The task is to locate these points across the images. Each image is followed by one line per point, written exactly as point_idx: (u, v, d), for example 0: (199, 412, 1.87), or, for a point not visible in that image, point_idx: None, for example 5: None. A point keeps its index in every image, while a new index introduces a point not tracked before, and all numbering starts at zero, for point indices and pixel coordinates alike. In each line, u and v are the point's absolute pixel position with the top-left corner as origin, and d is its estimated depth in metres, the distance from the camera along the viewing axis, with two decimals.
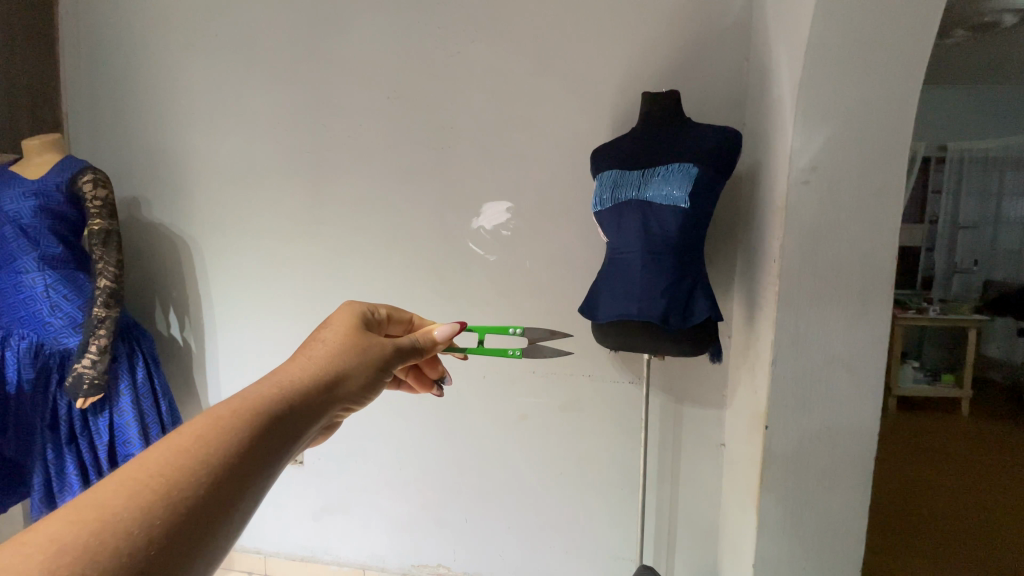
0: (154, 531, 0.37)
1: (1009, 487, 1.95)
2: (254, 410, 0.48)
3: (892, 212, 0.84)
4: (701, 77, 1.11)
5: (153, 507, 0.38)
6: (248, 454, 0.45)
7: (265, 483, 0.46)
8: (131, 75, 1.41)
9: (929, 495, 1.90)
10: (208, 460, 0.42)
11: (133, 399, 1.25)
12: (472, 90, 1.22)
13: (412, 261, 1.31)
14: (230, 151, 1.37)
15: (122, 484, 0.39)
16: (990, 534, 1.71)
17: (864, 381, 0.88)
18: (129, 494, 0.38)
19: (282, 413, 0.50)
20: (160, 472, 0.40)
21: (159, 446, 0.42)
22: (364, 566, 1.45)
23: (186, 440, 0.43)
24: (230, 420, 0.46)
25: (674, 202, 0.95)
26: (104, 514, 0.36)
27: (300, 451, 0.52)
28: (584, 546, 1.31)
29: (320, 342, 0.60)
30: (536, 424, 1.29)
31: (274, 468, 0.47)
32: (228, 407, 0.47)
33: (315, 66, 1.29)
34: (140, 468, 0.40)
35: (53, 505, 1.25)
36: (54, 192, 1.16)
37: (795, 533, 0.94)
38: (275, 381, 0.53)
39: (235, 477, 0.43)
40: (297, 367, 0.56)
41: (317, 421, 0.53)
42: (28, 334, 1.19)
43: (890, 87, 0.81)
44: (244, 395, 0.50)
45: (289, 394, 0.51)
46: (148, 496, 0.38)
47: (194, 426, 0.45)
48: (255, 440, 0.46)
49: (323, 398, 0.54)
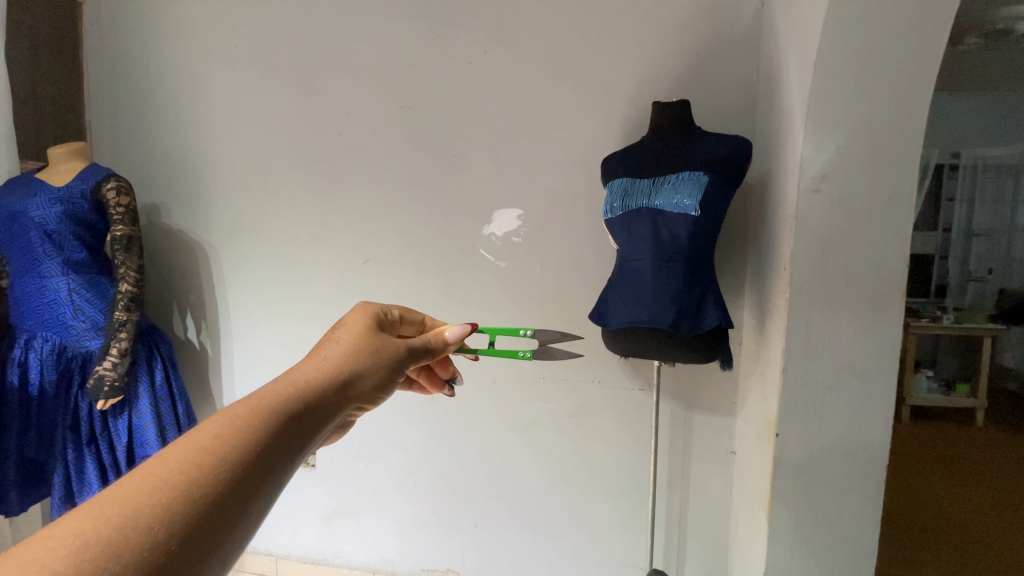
0: (172, 527, 0.38)
1: (1007, 484, 1.99)
2: (271, 408, 0.49)
3: (903, 222, 0.85)
4: (711, 86, 1.12)
5: (171, 503, 0.39)
6: (265, 453, 0.46)
7: (281, 479, 0.47)
8: (152, 84, 1.45)
9: (957, 517, 1.82)
10: (225, 459, 0.43)
11: (151, 401, 1.28)
12: (484, 99, 1.24)
13: (424, 266, 1.33)
14: (247, 158, 1.40)
15: (143, 481, 0.40)
16: (995, 534, 1.73)
17: (875, 389, 0.88)
18: (149, 491, 0.39)
19: (299, 412, 0.51)
20: (179, 470, 0.41)
21: (178, 444, 0.43)
22: (374, 569, 1.46)
23: (205, 437, 0.44)
24: (247, 418, 0.47)
25: (684, 210, 0.96)
26: (125, 510, 0.37)
27: (315, 449, 0.52)
28: (594, 551, 1.31)
29: (335, 343, 0.61)
30: (546, 429, 1.29)
31: (290, 464, 0.48)
32: (245, 406, 0.48)
33: (332, 75, 1.32)
34: (159, 465, 0.41)
35: (72, 504, 1.27)
36: (79, 198, 1.20)
37: (806, 541, 0.94)
38: (290, 380, 0.54)
39: (251, 476, 0.44)
40: (311, 366, 0.57)
41: (332, 419, 0.54)
42: (51, 336, 1.22)
43: (899, 98, 0.82)
44: (261, 393, 0.51)
45: (304, 394, 0.52)
46: (167, 493, 0.39)
47: (211, 424, 0.46)
48: (272, 437, 0.47)
49: (336, 397, 0.55)
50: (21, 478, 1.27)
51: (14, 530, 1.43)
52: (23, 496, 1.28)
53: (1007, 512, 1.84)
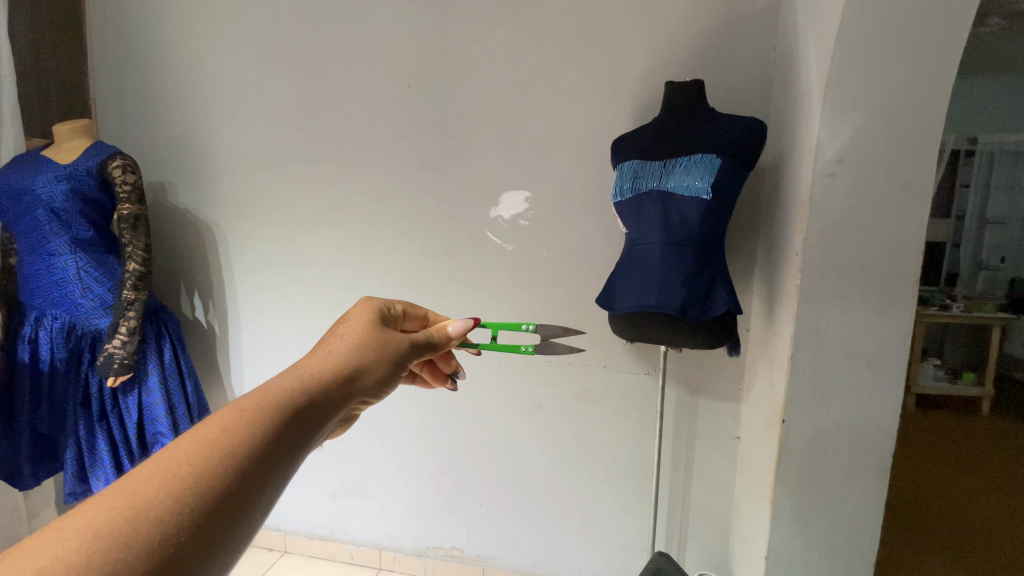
0: (183, 519, 0.38)
1: (1010, 468, 2.02)
2: (276, 402, 0.49)
3: (920, 208, 0.83)
4: (726, 67, 1.10)
5: (181, 496, 0.39)
6: (273, 445, 0.46)
7: (289, 472, 0.47)
8: (156, 60, 1.43)
9: (965, 506, 1.82)
10: (234, 452, 0.43)
11: (160, 378, 1.29)
12: (493, 78, 1.22)
13: (431, 249, 1.32)
14: (252, 138, 1.39)
15: (153, 474, 0.40)
16: (995, 517, 1.76)
17: (884, 376, 0.88)
18: (160, 484, 0.39)
19: (305, 405, 0.51)
20: (188, 462, 0.41)
21: (188, 437, 0.43)
22: (380, 546, 1.49)
23: (213, 431, 0.44)
24: (254, 412, 0.47)
25: (696, 193, 0.94)
26: (136, 501, 0.37)
27: (320, 443, 0.52)
28: (597, 532, 1.32)
29: (338, 338, 0.61)
30: (550, 412, 1.30)
31: (296, 458, 0.48)
32: (252, 400, 0.48)
33: (337, 54, 1.30)
34: (169, 458, 0.41)
35: (85, 479, 1.30)
36: (85, 176, 1.19)
37: (809, 526, 0.95)
38: (296, 374, 0.53)
39: (260, 468, 0.44)
40: (316, 360, 0.57)
41: (337, 414, 0.54)
42: (60, 314, 1.23)
43: (922, 80, 0.79)
44: (268, 387, 0.51)
45: (310, 388, 0.52)
46: (178, 485, 0.39)
47: (220, 418, 0.46)
48: (280, 430, 0.47)
49: (341, 392, 0.55)
50: (33, 454, 1.29)
51: (28, 503, 1.46)
52: (36, 471, 1.31)
53: (1007, 497, 1.86)
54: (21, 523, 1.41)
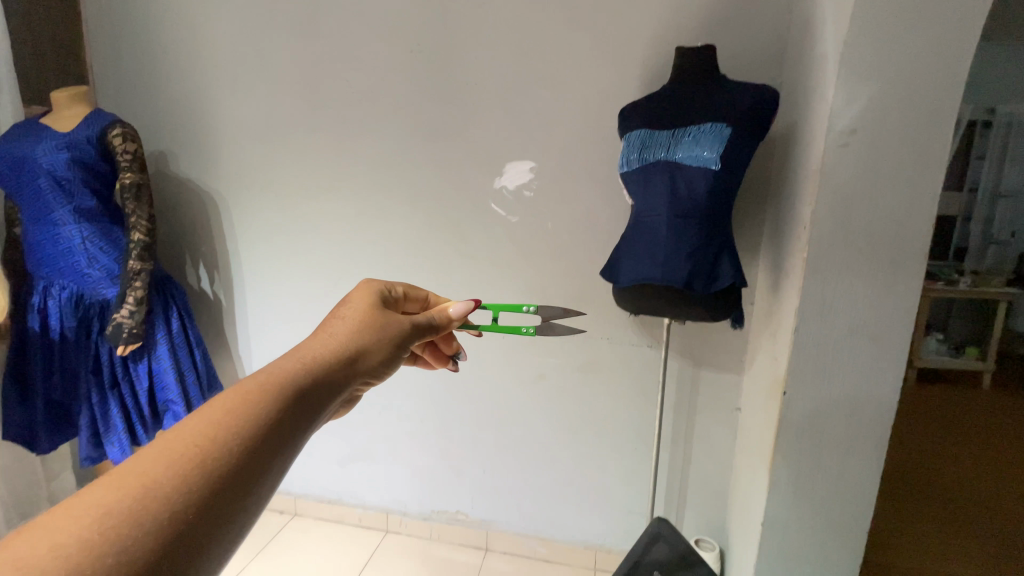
0: (191, 497, 0.39)
1: (1008, 443, 2.03)
2: (279, 384, 0.49)
3: (934, 179, 0.81)
4: (739, 31, 1.06)
5: (188, 475, 0.40)
6: (277, 424, 0.47)
7: (293, 451, 0.48)
8: (151, 23, 1.39)
9: (962, 479, 1.85)
10: (239, 432, 0.44)
11: (169, 348, 1.31)
12: (497, 43, 1.18)
13: (434, 220, 1.31)
14: (252, 106, 1.37)
15: (160, 454, 0.41)
16: (989, 490, 1.79)
17: (887, 350, 0.88)
18: (167, 464, 0.40)
19: (308, 387, 0.51)
20: (195, 442, 0.42)
21: (193, 418, 0.44)
22: (387, 510, 1.54)
23: (218, 412, 0.45)
24: (258, 393, 0.47)
25: (704, 163, 0.93)
26: (145, 481, 0.39)
27: (324, 423, 0.53)
28: (598, 498, 1.36)
29: (340, 320, 0.61)
30: (553, 383, 1.32)
31: (301, 438, 0.49)
32: (256, 382, 0.49)
33: (337, 17, 1.26)
34: (176, 438, 0.42)
35: (100, 445, 1.33)
36: (85, 145, 1.18)
37: (805, 494, 0.97)
38: (299, 357, 0.54)
39: (265, 447, 0.45)
40: (318, 342, 0.57)
41: (340, 394, 0.55)
42: (68, 284, 1.24)
43: (945, 44, 0.76)
44: (271, 368, 0.51)
45: (312, 370, 0.53)
46: (184, 465, 0.40)
47: (224, 398, 0.47)
48: (283, 411, 0.48)
49: (344, 374, 0.56)
50: (48, 420, 1.32)
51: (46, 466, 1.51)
52: (52, 437, 1.34)
53: (1004, 470, 1.89)
54: (41, 485, 1.46)
